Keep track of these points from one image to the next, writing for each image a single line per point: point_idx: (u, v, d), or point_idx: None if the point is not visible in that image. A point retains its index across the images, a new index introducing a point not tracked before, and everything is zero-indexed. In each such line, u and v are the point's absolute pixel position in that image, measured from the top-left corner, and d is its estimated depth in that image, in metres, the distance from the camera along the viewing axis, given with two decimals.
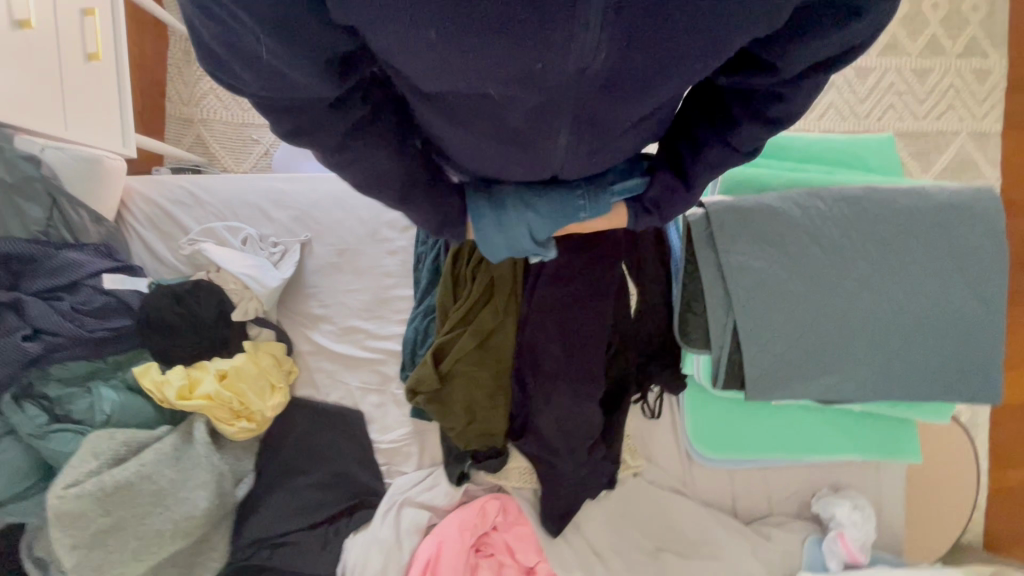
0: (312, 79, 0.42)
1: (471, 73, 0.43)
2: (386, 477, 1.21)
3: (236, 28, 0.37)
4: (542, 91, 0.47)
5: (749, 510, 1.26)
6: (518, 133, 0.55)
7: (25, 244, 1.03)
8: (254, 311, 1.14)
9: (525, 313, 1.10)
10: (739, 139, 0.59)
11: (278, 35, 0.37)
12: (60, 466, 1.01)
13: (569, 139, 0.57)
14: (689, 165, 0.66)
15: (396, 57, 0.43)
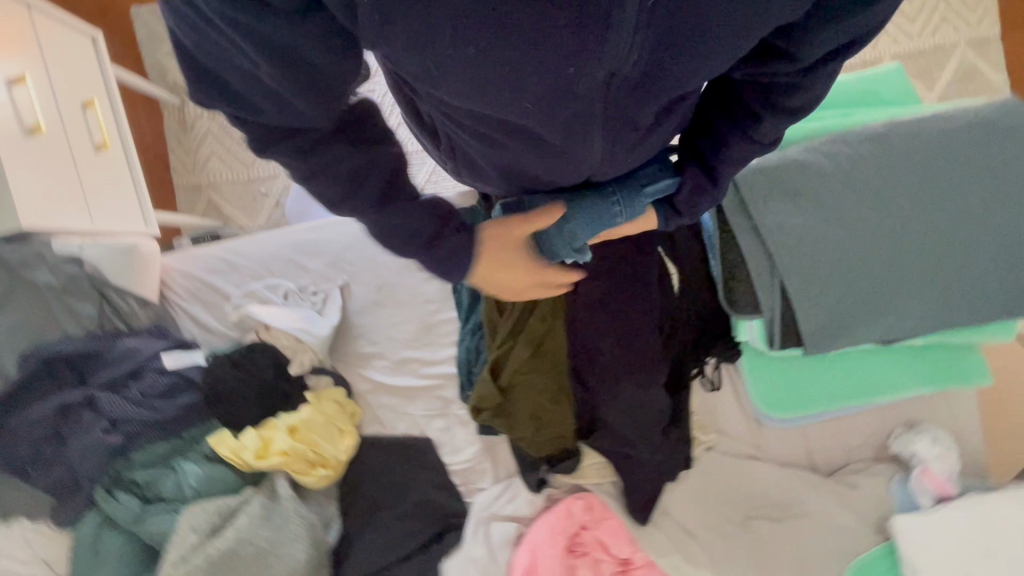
0: (305, 104, 0.40)
1: (503, 88, 0.43)
2: (467, 497, 1.23)
3: (236, 54, 0.36)
4: (574, 102, 0.46)
5: (827, 462, 1.26)
6: (550, 147, 0.55)
7: (86, 341, 1.07)
8: (310, 362, 1.17)
9: (573, 315, 1.10)
10: (760, 131, 0.58)
11: (280, 64, 0.36)
12: (164, 545, 1.05)
13: (605, 146, 0.56)
14: (711, 160, 0.66)
15: (439, 83, 0.43)
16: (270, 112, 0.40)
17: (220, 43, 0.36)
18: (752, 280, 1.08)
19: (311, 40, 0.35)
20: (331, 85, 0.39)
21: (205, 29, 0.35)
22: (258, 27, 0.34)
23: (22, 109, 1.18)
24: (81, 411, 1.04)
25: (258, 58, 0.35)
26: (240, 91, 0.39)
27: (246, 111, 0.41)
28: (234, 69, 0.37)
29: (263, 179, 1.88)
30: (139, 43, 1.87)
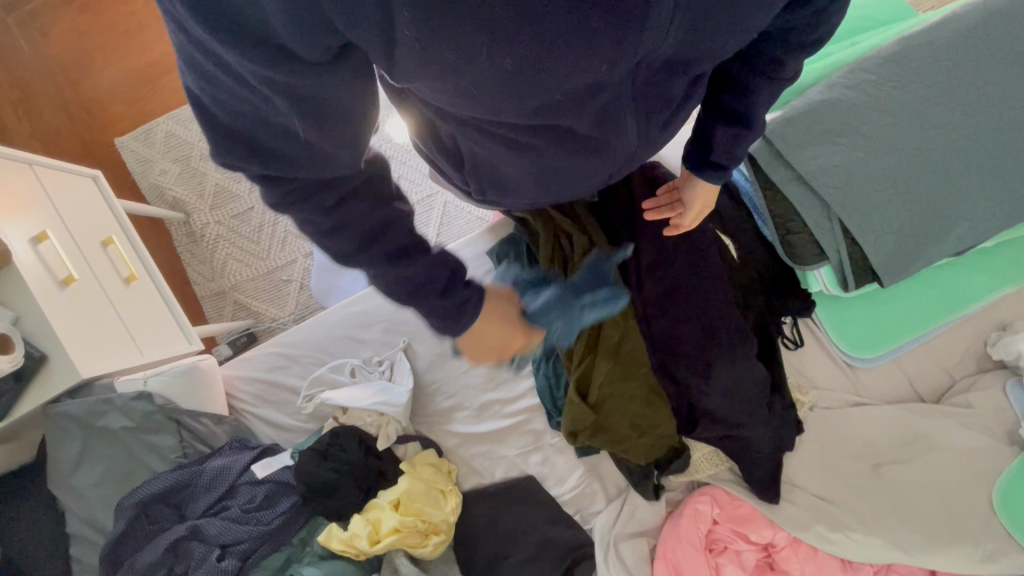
0: (321, 142, 0.41)
1: (539, 90, 0.44)
2: (585, 525, 1.19)
3: (253, 98, 0.37)
4: (608, 88, 0.50)
5: (934, 388, 1.22)
6: (581, 138, 0.58)
7: (175, 474, 1.06)
8: (396, 431, 1.14)
9: (643, 312, 1.09)
10: (784, 70, 0.64)
11: (301, 108, 0.38)
12: None
13: (636, 126, 0.61)
14: (740, 107, 0.69)
15: (475, 100, 0.44)
16: (273, 145, 0.42)
17: (235, 91, 0.37)
18: (812, 229, 1.06)
19: (332, 82, 0.37)
20: (340, 125, 0.41)
21: (214, 75, 0.37)
22: (283, 78, 0.35)
23: (53, 264, 1.17)
24: (189, 545, 1.02)
25: (276, 101, 0.37)
26: (247, 128, 0.40)
27: (250, 146, 0.41)
28: (247, 114, 0.39)
29: (282, 267, 1.88)
30: (131, 171, 1.89)
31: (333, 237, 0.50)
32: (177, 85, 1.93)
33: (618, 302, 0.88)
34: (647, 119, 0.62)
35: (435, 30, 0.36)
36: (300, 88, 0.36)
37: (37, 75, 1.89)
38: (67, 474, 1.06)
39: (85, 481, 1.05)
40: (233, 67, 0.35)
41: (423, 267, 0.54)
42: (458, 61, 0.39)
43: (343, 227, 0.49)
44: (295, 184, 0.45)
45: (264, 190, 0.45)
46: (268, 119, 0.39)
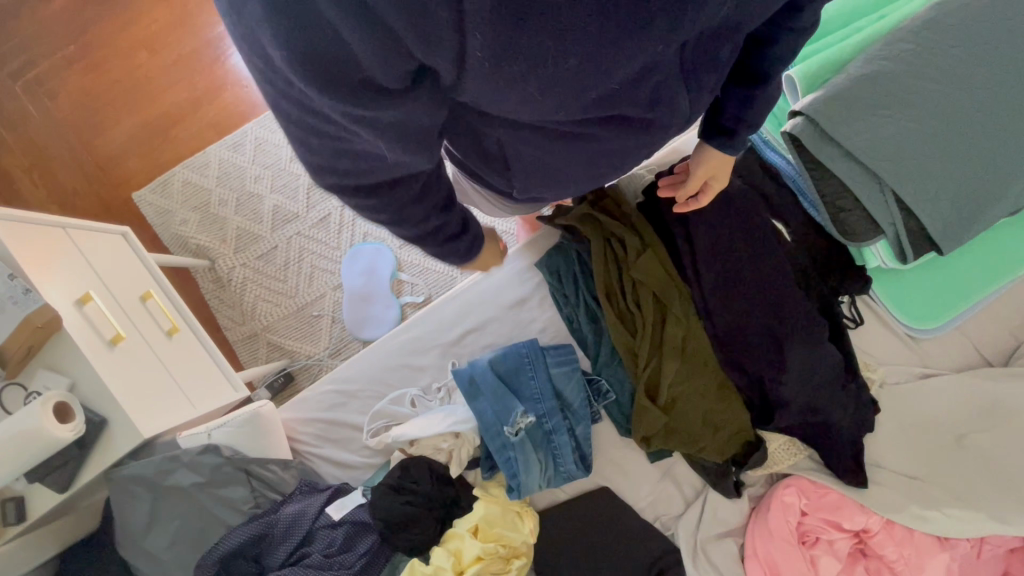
0: (398, 153, 0.43)
1: (597, 84, 0.42)
2: (668, 531, 1.16)
3: (332, 122, 0.40)
4: (660, 72, 0.49)
5: (999, 352, 1.20)
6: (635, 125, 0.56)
7: (250, 526, 1.03)
8: (469, 453, 1.11)
9: (704, 306, 1.09)
10: (804, 18, 0.63)
11: (374, 127, 0.39)
12: None
13: (690, 100, 0.59)
14: (759, 64, 0.68)
15: (546, 100, 0.42)
16: (360, 172, 0.48)
17: (323, 124, 0.41)
18: (865, 205, 1.05)
19: (408, 105, 0.38)
20: (420, 142, 0.44)
21: (310, 120, 0.40)
22: (367, 106, 0.36)
23: (99, 324, 1.15)
24: None
25: (360, 131, 0.40)
26: (340, 160, 0.46)
27: (344, 171, 0.48)
28: (341, 143, 0.43)
29: (312, 302, 1.86)
30: (152, 224, 1.88)
31: (404, 227, 0.60)
32: (189, 133, 1.93)
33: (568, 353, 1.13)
34: (700, 90, 0.59)
35: (511, 43, 0.34)
36: (377, 114, 0.37)
37: (50, 139, 1.89)
38: (138, 538, 1.02)
39: (158, 543, 1.02)
40: (320, 106, 0.37)
41: (450, 240, 0.69)
42: (535, 70, 0.37)
43: (412, 222, 0.60)
44: (383, 199, 0.53)
45: (355, 202, 0.53)
46: (355, 147, 0.43)
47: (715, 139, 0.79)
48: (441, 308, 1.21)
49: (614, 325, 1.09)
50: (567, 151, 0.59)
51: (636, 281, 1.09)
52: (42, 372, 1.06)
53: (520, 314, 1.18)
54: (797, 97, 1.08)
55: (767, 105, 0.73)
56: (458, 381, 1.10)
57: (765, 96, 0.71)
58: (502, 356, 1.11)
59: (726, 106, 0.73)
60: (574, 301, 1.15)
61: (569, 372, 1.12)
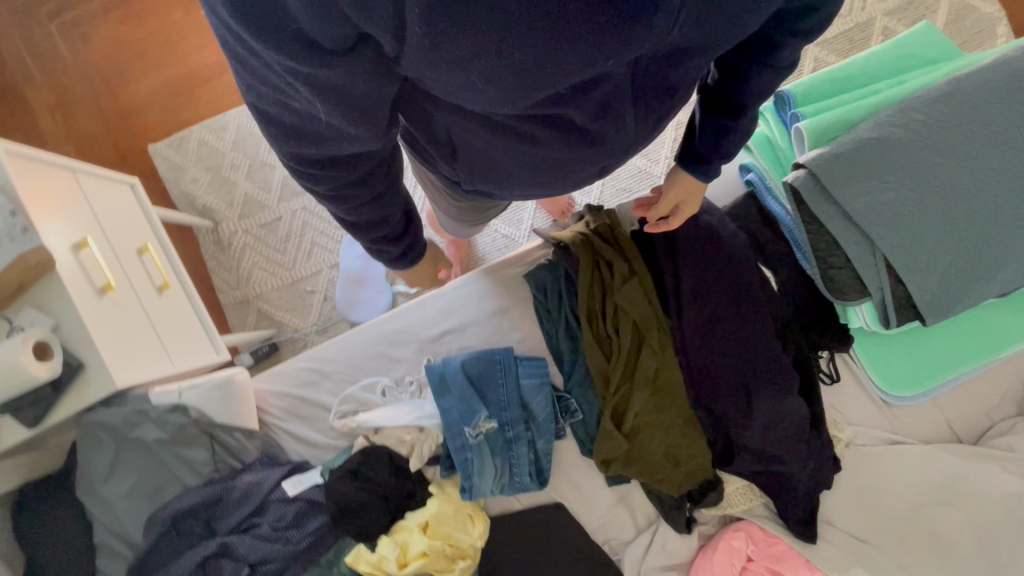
0: (338, 122, 0.44)
1: (539, 85, 0.45)
2: (614, 555, 1.19)
3: (274, 75, 0.40)
4: (608, 82, 0.52)
5: (970, 429, 1.21)
6: (585, 133, 0.59)
7: (204, 489, 1.05)
8: (430, 450, 1.12)
9: (681, 341, 1.10)
10: (780, 58, 0.66)
11: (313, 87, 0.39)
12: None
13: (635, 120, 0.62)
14: (738, 99, 0.72)
15: (489, 93, 0.45)
16: (303, 137, 0.48)
17: (272, 78, 0.41)
18: (855, 266, 1.05)
19: (351, 77, 0.39)
20: (365, 120, 0.45)
21: (257, 70, 0.41)
22: (311, 70, 0.37)
23: (91, 270, 1.17)
24: (219, 562, 1.01)
25: (303, 93, 0.40)
26: (283, 120, 0.46)
27: (285, 132, 0.48)
28: (287, 103, 0.44)
29: (307, 277, 1.88)
30: (164, 179, 1.92)
31: (332, 202, 0.60)
32: (213, 95, 1.96)
33: (540, 368, 1.14)
34: (644, 113, 0.63)
35: (448, 30, 0.37)
36: (322, 77, 0.38)
37: (77, 81, 1.93)
38: (97, 485, 1.06)
39: (115, 492, 1.05)
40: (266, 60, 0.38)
41: (379, 237, 0.69)
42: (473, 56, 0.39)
43: (342, 201, 0.60)
44: (319, 172, 0.53)
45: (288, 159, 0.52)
46: (301, 109, 0.44)
47: (692, 162, 0.83)
48: (426, 306, 1.22)
49: (590, 346, 1.10)
50: (516, 154, 0.62)
51: (618, 307, 1.10)
52: (29, 309, 1.08)
53: (502, 323, 1.19)
54: (803, 149, 1.08)
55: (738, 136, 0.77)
56: (429, 377, 1.11)
57: (735, 127, 0.75)
58: (476, 360, 1.13)
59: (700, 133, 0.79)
60: (556, 316, 1.16)
61: (539, 384, 1.12)
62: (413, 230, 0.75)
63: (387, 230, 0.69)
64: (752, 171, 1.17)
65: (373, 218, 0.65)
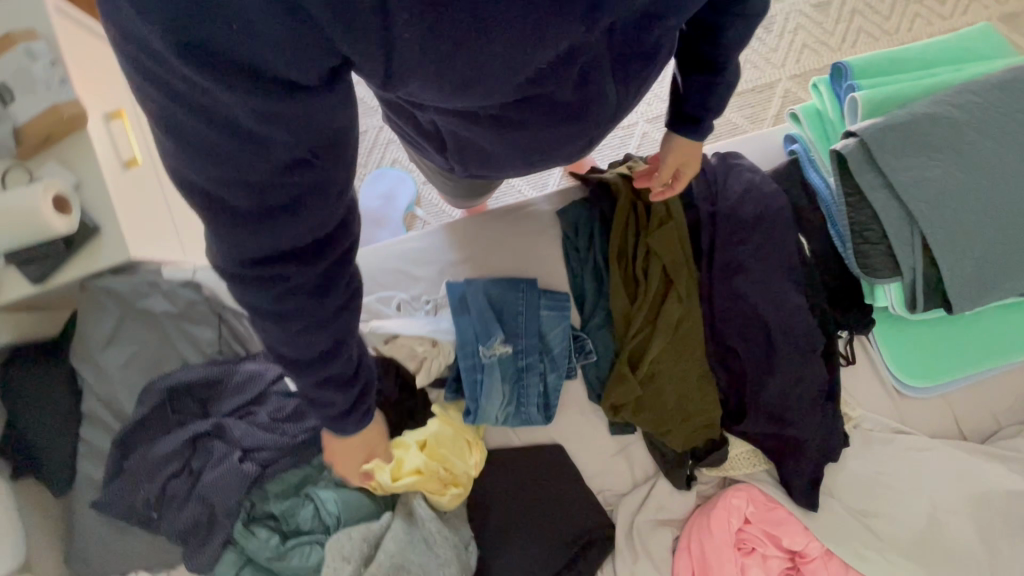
0: (300, 173, 0.41)
1: (519, 68, 0.46)
2: (607, 506, 1.16)
3: (229, 130, 0.37)
4: (586, 52, 0.52)
5: (978, 430, 1.20)
6: (571, 107, 0.60)
7: (206, 368, 1.01)
8: (438, 368, 1.09)
9: (708, 292, 1.08)
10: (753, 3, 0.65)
11: (275, 124, 0.38)
12: None
13: (616, 87, 0.62)
14: (717, 54, 0.71)
15: (475, 86, 0.46)
16: (252, 239, 0.43)
17: (219, 146, 0.38)
18: (892, 241, 1.04)
19: (307, 120, 0.39)
20: (317, 193, 0.43)
21: (205, 144, 0.37)
22: (267, 103, 0.36)
23: (119, 144, 1.14)
24: (210, 442, 0.98)
25: (254, 147, 0.38)
26: (229, 198, 0.41)
27: (232, 235, 0.42)
28: (235, 182, 0.40)
29: None
30: None
31: (276, 339, 0.51)
32: None
33: (562, 304, 1.11)
34: (625, 81, 0.62)
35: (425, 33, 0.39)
36: (282, 116, 0.37)
37: None
38: (93, 350, 1.02)
39: (112, 361, 1.02)
40: (218, 112, 0.36)
41: (332, 393, 0.58)
42: (454, 59, 0.42)
43: (291, 339, 0.51)
44: (265, 291, 0.47)
45: (229, 275, 0.46)
46: (252, 186, 0.40)
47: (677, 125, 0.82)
48: (453, 233, 1.20)
49: (616, 286, 1.09)
50: (503, 147, 0.65)
51: (649, 250, 1.09)
52: (51, 164, 1.03)
53: (528, 257, 1.17)
54: (856, 120, 1.09)
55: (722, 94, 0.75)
56: (449, 296, 1.10)
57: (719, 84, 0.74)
58: (499, 284, 1.11)
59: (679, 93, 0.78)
60: (585, 255, 1.14)
61: (560, 318, 1.10)
62: (366, 396, 0.62)
63: (342, 387, 0.58)
64: (797, 143, 1.17)
65: (324, 367, 0.55)
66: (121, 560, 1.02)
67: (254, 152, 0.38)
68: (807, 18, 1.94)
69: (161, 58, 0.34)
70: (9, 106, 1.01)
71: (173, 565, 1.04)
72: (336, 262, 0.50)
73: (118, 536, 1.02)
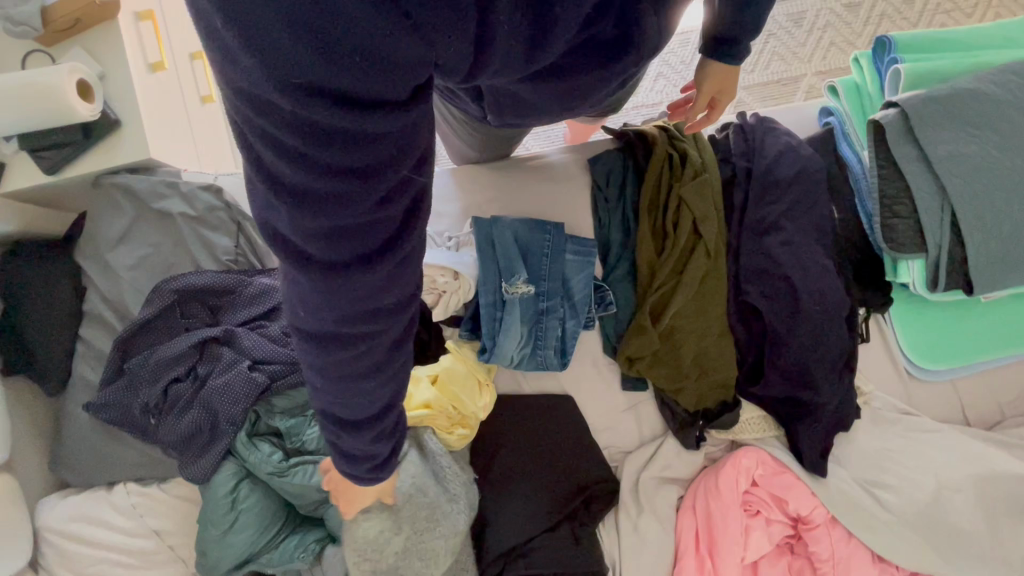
0: (394, 217, 0.34)
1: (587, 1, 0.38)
2: (612, 461, 1.15)
3: (327, 177, 0.30)
4: None
5: (982, 419, 1.21)
6: (617, 49, 0.53)
7: (220, 275, 0.98)
8: (456, 304, 1.07)
9: (735, 247, 1.08)
10: None
11: (372, 155, 0.31)
12: (308, 500, 0.92)
13: (656, 21, 0.54)
14: None
15: (542, 33, 0.38)
16: (337, 295, 0.36)
17: (309, 191, 0.31)
18: (921, 215, 1.04)
19: (410, 144, 0.33)
20: (413, 226, 0.36)
21: (301, 192, 0.31)
22: (376, 124, 0.30)
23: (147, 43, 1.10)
24: (219, 349, 0.94)
25: (358, 187, 0.31)
26: (315, 251, 0.34)
27: (316, 292, 0.36)
28: (331, 237, 0.33)
29: None
30: None
31: (343, 399, 0.45)
32: None
33: (588, 250, 1.09)
34: (665, 11, 0.54)
35: None
36: (389, 140, 0.31)
37: None
38: (102, 249, 0.99)
39: (121, 260, 0.99)
40: (318, 154, 0.29)
41: (381, 445, 0.51)
42: (538, 26, 0.37)
43: (359, 396, 0.45)
44: (340, 350, 0.41)
45: (303, 328, 0.40)
46: (349, 237, 0.33)
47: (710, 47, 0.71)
48: (482, 172, 1.17)
49: (644, 237, 1.08)
50: (534, 110, 0.62)
51: (681, 203, 1.07)
52: (77, 51, 1.01)
53: (556, 202, 1.14)
54: (896, 93, 1.09)
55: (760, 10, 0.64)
56: (475, 231, 1.08)
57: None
58: (526, 223, 1.09)
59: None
60: (614, 206, 1.13)
61: (585, 264, 1.08)
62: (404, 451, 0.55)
63: (391, 437, 0.52)
64: (833, 115, 1.18)
65: (383, 417, 0.48)
66: (109, 469, 0.98)
67: (358, 195, 0.31)
68: (836, 13, 1.94)
69: (258, 98, 0.28)
70: None
71: (167, 477, 0.99)
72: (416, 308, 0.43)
73: (108, 442, 0.98)
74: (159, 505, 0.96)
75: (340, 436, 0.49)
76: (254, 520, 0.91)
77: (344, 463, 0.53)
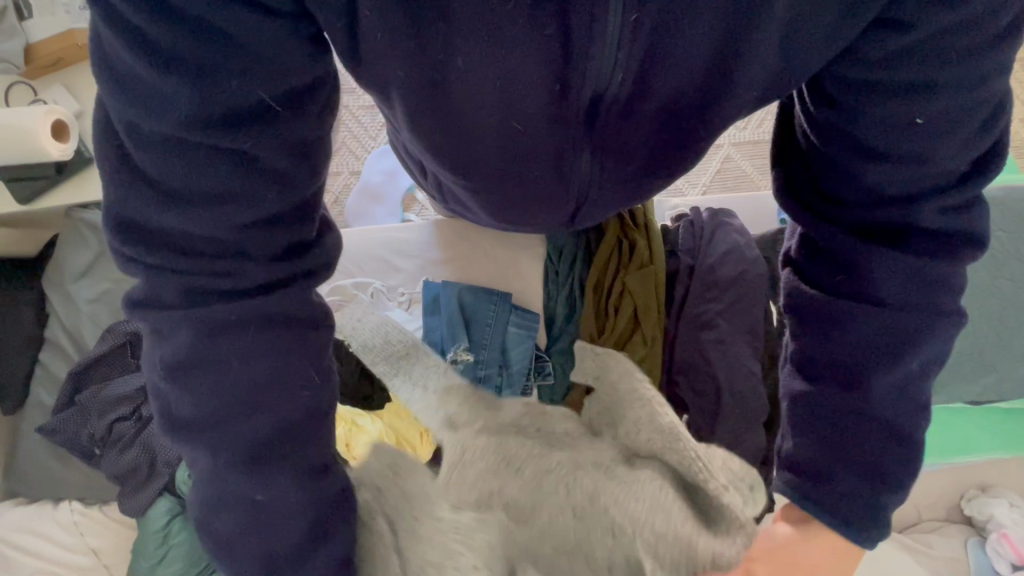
0: (244, 140, 0.34)
1: (507, 92, 0.43)
2: None
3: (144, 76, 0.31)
4: (569, 122, 0.47)
5: (901, 519, 1.24)
6: (541, 178, 0.55)
7: None
8: None
9: (671, 338, 1.13)
10: (861, 195, 0.49)
11: (198, 79, 0.31)
12: None
13: (591, 169, 0.55)
14: (838, 253, 0.52)
15: (445, 96, 0.43)
16: (176, 230, 0.36)
17: (133, 79, 0.31)
18: None
19: (260, 67, 0.32)
20: (266, 181, 0.36)
21: (134, 84, 0.31)
22: (230, 27, 0.30)
23: None
24: None
25: (184, 89, 0.31)
26: (146, 158, 0.34)
27: (150, 219, 0.36)
28: (156, 140, 0.33)
29: None
30: None
31: (188, 390, 0.40)
32: None
33: (529, 320, 1.14)
34: (603, 176, 0.57)
35: (384, 45, 0.38)
36: (247, 49, 0.31)
37: None
38: (66, 281, 1.09)
39: (82, 293, 1.08)
40: (150, 34, 0.29)
41: (289, 501, 0.42)
42: (433, 92, 0.42)
43: (224, 390, 0.40)
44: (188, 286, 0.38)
45: (146, 287, 0.38)
46: (179, 147, 0.33)
47: (834, 400, 0.52)
48: (441, 233, 1.20)
49: (585, 316, 1.13)
50: (480, 190, 0.59)
51: (624, 289, 1.11)
52: (57, 88, 1.06)
53: (508, 269, 1.16)
54: None
55: (914, 281, 0.49)
56: (424, 293, 1.14)
57: (899, 263, 0.48)
58: (473, 291, 1.14)
59: (807, 329, 0.54)
60: (562, 280, 1.14)
61: (523, 334, 1.12)
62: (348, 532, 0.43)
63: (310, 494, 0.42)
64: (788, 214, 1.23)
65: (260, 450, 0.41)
66: (58, 487, 1.06)
67: (187, 100, 0.31)
68: None
69: None
70: (24, 20, 1.02)
71: (108, 498, 1.06)
72: (300, 264, 0.41)
73: (59, 462, 1.07)
74: (97, 526, 1.04)
75: (220, 486, 0.41)
76: (182, 556, 0.98)
77: (233, 537, 0.42)
